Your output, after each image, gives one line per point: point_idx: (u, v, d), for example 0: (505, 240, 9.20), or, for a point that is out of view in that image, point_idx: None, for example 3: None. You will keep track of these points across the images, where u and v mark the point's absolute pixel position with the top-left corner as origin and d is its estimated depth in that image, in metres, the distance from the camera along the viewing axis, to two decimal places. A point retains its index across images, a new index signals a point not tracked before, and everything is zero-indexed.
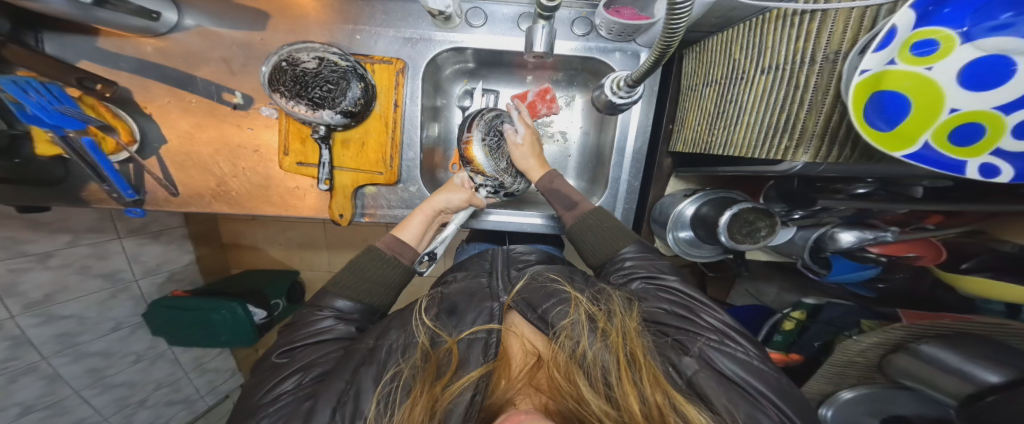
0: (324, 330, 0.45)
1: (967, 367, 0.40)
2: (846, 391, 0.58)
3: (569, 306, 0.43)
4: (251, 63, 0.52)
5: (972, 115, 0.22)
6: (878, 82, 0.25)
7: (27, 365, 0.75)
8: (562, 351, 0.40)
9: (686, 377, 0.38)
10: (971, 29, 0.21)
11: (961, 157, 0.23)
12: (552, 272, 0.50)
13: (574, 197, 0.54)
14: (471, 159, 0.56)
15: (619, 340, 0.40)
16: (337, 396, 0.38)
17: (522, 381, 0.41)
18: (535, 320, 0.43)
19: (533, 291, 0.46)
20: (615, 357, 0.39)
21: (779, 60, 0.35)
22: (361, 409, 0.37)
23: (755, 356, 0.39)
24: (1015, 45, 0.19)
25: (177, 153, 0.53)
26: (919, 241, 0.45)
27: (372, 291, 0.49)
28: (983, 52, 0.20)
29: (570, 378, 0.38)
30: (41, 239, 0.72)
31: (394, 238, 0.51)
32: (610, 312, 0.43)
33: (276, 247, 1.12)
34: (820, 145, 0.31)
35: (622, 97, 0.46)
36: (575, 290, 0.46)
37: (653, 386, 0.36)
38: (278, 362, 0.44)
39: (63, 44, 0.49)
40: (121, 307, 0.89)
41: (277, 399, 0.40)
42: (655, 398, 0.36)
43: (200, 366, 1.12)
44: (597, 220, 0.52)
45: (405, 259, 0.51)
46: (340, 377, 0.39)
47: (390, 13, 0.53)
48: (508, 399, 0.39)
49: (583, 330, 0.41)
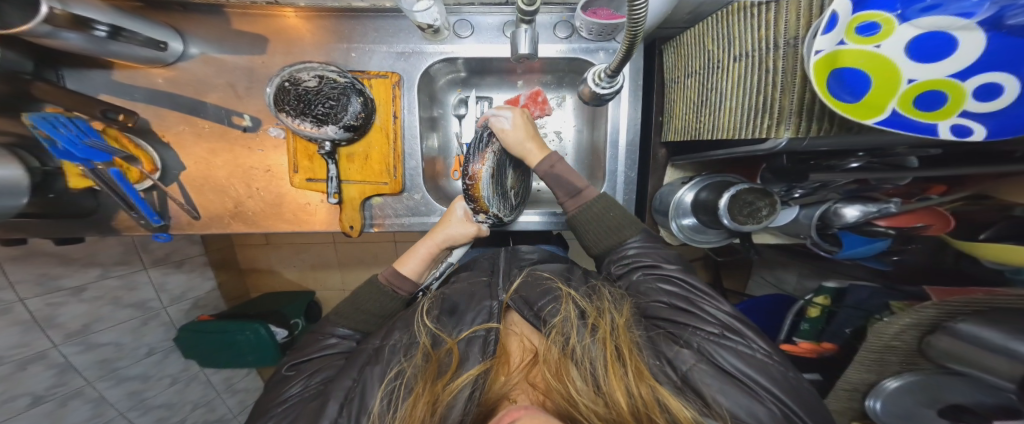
0: (328, 346, 0.47)
1: (1012, 344, 0.35)
2: (891, 380, 0.53)
3: (559, 304, 0.43)
4: (254, 86, 0.56)
5: (930, 84, 0.23)
6: (834, 61, 0.26)
7: (74, 390, 0.82)
8: (554, 346, 0.40)
9: (681, 373, 0.37)
10: (904, 11, 0.23)
11: (933, 121, 0.24)
12: (546, 271, 0.49)
13: (577, 184, 0.51)
14: (477, 198, 0.48)
15: (607, 334, 0.40)
16: (343, 392, 0.39)
17: (519, 375, 0.42)
18: (531, 317, 0.42)
19: (531, 288, 0.45)
20: (602, 351, 0.39)
21: (747, 48, 0.36)
22: (366, 403, 0.38)
23: (758, 348, 0.37)
24: (950, 21, 0.21)
25: (195, 179, 0.58)
26: (925, 211, 0.44)
27: (379, 293, 0.51)
28: (921, 30, 0.22)
29: (561, 376, 0.39)
30: (74, 273, 0.78)
31: (394, 271, 0.52)
32: (601, 309, 0.43)
33: (292, 269, 1.17)
34: (800, 120, 0.31)
35: (605, 88, 0.48)
36: (569, 287, 0.46)
37: (637, 382, 0.36)
38: (286, 374, 0.46)
39: (86, 81, 0.54)
40: (153, 333, 0.95)
41: (285, 399, 0.43)
42: (640, 392, 0.36)
43: (231, 387, 1.18)
44: (602, 209, 0.50)
45: (402, 291, 0.52)
46: (347, 374, 0.40)
47: (381, 30, 0.57)
48: (504, 394, 0.40)
49: (573, 327, 0.41)
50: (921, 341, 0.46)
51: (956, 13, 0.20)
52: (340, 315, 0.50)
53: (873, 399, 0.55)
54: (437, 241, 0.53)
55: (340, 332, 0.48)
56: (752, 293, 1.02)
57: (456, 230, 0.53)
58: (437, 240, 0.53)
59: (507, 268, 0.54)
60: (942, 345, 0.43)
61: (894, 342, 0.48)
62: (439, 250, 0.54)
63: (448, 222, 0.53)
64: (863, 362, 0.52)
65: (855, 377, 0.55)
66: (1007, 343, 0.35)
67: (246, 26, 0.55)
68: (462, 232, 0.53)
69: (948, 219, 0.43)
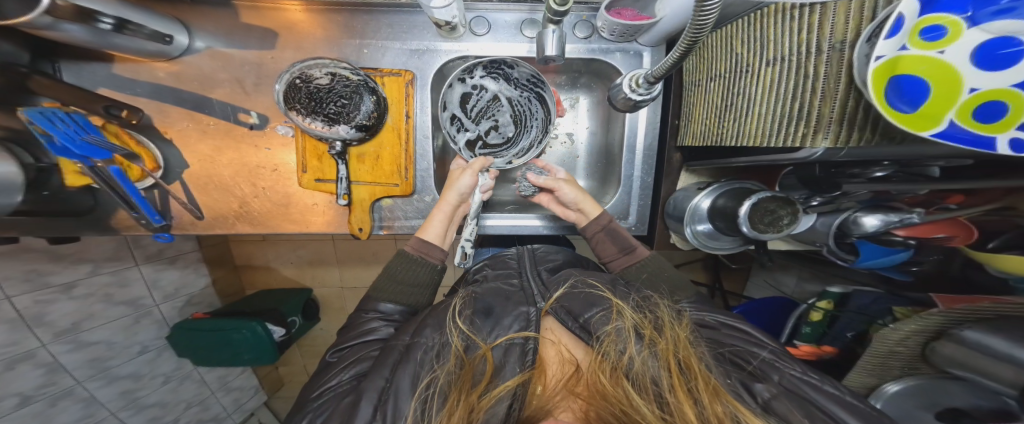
0: (369, 331, 0.47)
1: (1017, 351, 0.36)
2: (891, 384, 0.52)
3: (611, 313, 0.40)
4: (262, 82, 0.54)
5: (992, 94, 0.21)
6: (894, 66, 0.25)
7: (63, 390, 0.79)
8: (607, 358, 0.38)
9: (761, 401, 0.35)
10: (974, 14, 0.22)
11: (989, 134, 0.22)
12: (591, 277, 0.46)
13: (632, 242, 0.55)
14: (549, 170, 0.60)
15: (669, 348, 0.38)
16: (377, 394, 0.38)
17: (558, 393, 0.39)
18: (577, 330, 0.40)
19: (573, 298, 0.43)
20: (665, 365, 0.37)
21: (784, 51, 0.35)
22: (400, 410, 0.37)
23: (847, 391, 0.35)
24: (1019, 26, 0.19)
25: (198, 177, 0.55)
26: (949, 222, 0.43)
27: (409, 274, 0.52)
28: (990, 35, 0.21)
29: (617, 382, 0.36)
30: (64, 270, 0.75)
31: (419, 240, 0.53)
32: (659, 324, 0.41)
33: (290, 266, 1.15)
34: (839, 129, 0.30)
35: (642, 95, 0.46)
36: (616, 297, 0.43)
37: (711, 397, 0.34)
38: (329, 361, 0.46)
39: (82, 73, 0.52)
40: (145, 331, 0.92)
41: (324, 394, 0.41)
42: (713, 407, 0.33)
43: (226, 386, 1.16)
44: (654, 267, 0.54)
45: (434, 259, 0.53)
46: (380, 374, 0.39)
47: (394, 26, 0.55)
48: (542, 409, 0.37)
49: (629, 337, 0.38)
50: (924, 346, 0.47)
51: None
52: (366, 298, 0.51)
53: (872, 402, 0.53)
54: (450, 202, 0.55)
55: (366, 328, 0.48)
56: (754, 294, 1.03)
57: (469, 180, 0.54)
58: (452, 200, 0.55)
59: (533, 271, 0.53)
60: (948, 352, 0.43)
61: (898, 348, 0.48)
62: (453, 209, 0.55)
63: (452, 178, 0.55)
64: (866, 366, 0.53)
65: (857, 381, 0.56)
66: (1013, 350, 0.36)
67: (253, 20, 0.52)
68: (470, 182, 0.54)
69: (971, 230, 0.42)
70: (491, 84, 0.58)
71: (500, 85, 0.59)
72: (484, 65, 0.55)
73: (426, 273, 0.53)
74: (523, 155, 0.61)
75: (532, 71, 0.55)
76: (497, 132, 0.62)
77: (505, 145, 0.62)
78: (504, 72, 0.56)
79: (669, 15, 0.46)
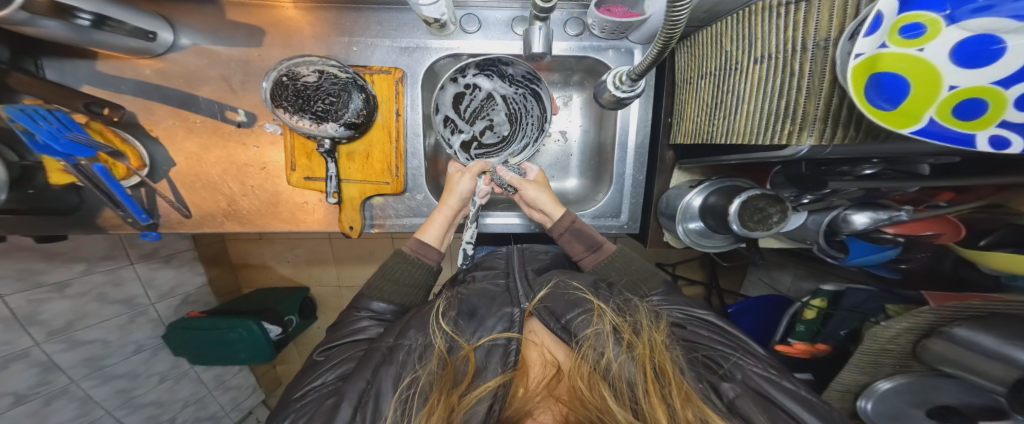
0: (359, 330, 0.47)
1: (1007, 349, 0.36)
2: (883, 381, 0.53)
3: (593, 316, 0.39)
4: (250, 80, 0.54)
5: (971, 91, 0.21)
6: (873, 64, 0.25)
7: (58, 389, 0.78)
8: (585, 362, 0.37)
9: (727, 401, 0.35)
10: (952, 12, 0.21)
11: (971, 131, 0.22)
12: (574, 281, 0.46)
13: (596, 238, 0.55)
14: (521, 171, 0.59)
15: (645, 353, 0.38)
16: (358, 395, 0.38)
17: (540, 394, 0.38)
18: (558, 331, 0.39)
19: (557, 299, 0.42)
20: (641, 370, 0.37)
21: (770, 49, 0.35)
22: (382, 409, 0.37)
23: (801, 388, 0.36)
24: (997, 25, 0.19)
25: (186, 175, 0.55)
26: (936, 219, 0.43)
27: (403, 274, 0.52)
28: (968, 32, 0.20)
29: (591, 389, 0.37)
30: (55, 269, 0.74)
31: (417, 241, 0.53)
32: (637, 325, 0.41)
33: (285, 265, 1.14)
34: (824, 127, 0.30)
35: (625, 92, 0.46)
36: (599, 300, 0.43)
37: (683, 403, 0.34)
38: (316, 360, 0.46)
39: (66, 71, 0.51)
40: (140, 330, 0.92)
41: (306, 394, 0.41)
42: (684, 412, 0.34)
43: (223, 384, 1.16)
44: (625, 262, 0.54)
45: (430, 260, 0.53)
46: (362, 376, 0.39)
47: (384, 23, 0.54)
48: (527, 411, 0.37)
49: (608, 341, 0.38)
50: (915, 344, 0.47)
51: (1010, 15, 0.18)
52: (359, 297, 0.51)
53: (865, 399, 0.55)
54: (451, 207, 0.56)
55: (356, 328, 0.48)
56: (749, 292, 1.03)
57: (468, 183, 0.55)
58: (452, 205, 0.56)
59: (522, 271, 0.53)
60: (938, 350, 0.43)
61: (890, 346, 0.48)
62: (455, 214, 0.56)
63: (449, 183, 0.56)
64: (858, 364, 0.53)
65: (849, 379, 0.56)
66: (1003, 348, 0.36)
67: (240, 17, 0.52)
68: (469, 187, 0.55)
69: (958, 228, 0.42)
70: (485, 82, 0.58)
71: (494, 83, 0.58)
72: (477, 64, 0.55)
73: (420, 274, 0.53)
74: (519, 154, 0.60)
75: (528, 68, 0.54)
76: (491, 132, 0.62)
77: (499, 144, 0.62)
78: (497, 70, 0.56)
79: (657, 12, 0.46)
